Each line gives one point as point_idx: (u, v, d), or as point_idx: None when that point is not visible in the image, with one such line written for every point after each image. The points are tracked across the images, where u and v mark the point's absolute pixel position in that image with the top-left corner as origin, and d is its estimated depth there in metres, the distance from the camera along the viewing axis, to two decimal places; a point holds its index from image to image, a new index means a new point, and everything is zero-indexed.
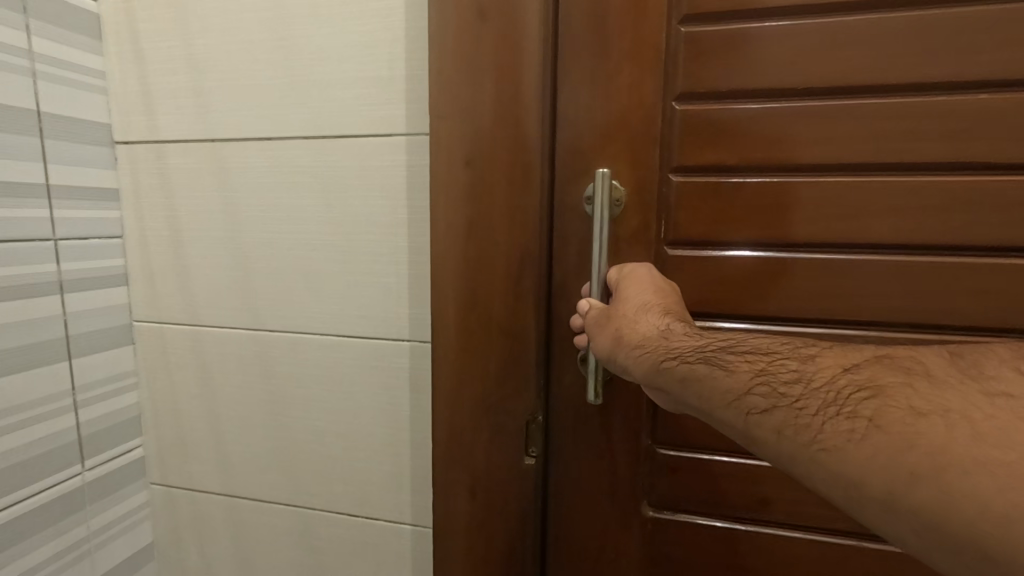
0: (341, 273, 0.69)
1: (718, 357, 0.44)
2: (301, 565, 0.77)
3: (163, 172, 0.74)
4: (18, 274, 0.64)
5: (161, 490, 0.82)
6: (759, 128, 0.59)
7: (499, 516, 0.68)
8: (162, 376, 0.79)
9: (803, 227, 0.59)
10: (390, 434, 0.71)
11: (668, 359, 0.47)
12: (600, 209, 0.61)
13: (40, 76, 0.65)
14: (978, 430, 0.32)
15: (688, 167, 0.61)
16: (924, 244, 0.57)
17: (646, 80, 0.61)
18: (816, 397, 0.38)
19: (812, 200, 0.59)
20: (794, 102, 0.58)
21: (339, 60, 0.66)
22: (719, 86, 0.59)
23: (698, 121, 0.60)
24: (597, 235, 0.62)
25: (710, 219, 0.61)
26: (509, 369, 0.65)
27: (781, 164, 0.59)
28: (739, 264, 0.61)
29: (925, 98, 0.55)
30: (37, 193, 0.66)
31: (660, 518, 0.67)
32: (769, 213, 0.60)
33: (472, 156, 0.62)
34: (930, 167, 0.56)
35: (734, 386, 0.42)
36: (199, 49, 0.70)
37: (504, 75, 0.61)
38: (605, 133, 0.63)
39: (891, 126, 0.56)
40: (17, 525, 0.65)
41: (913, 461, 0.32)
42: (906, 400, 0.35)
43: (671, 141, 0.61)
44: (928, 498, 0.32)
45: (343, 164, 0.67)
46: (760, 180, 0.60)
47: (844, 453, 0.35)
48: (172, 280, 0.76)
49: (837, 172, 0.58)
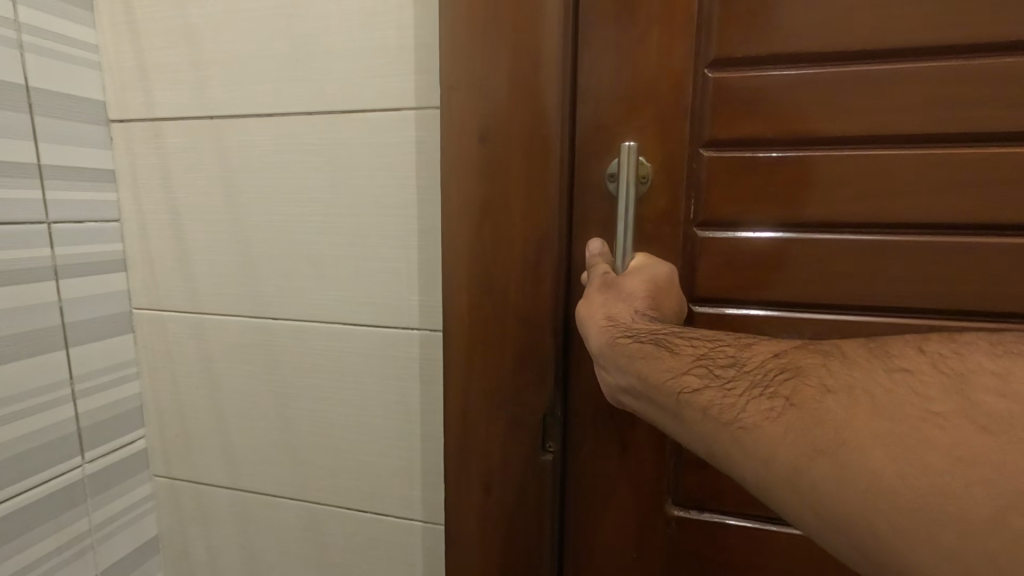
0: (344, 257, 0.66)
1: (668, 340, 0.44)
2: (309, 561, 0.75)
3: (162, 150, 0.70)
4: (10, 258, 0.61)
5: (165, 482, 0.79)
6: (791, 98, 0.54)
7: (512, 510, 0.64)
8: (163, 368, 0.76)
9: (836, 206, 0.55)
10: (399, 427, 0.68)
11: (624, 335, 0.47)
12: (626, 186, 0.57)
13: (29, 49, 0.61)
14: (877, 404, 0.29)
15: (720, 141, 0.57)
16: (957, 224, 0.52)
17: (676, 45, 0.56)
18: (744, 379, 0.36)
19: (844, 176, 0.54)
20: (831, 68, 0.53)
21: (341, 28, 0.61)
22: (760, 50, 0.54)
23: (729, 90, 0.55)
24: (624, 215, 0.57)
25: (740, 198, 0.57)
26: (528, 359, 0.61)
27: (814, 137, 0.54)
28: (768, 246, 0.57)
29: (968, 63, 0.50)
30: (29, 172, 0.62)
31: (685, 517, 0.64)
32: (798, 190, 0.55)
33: (487, 130, 0.58)
34: (973, 138, 0.51)
35: (675, 365, 0.41)
36: (195, 20, 0.66)
37: (521, 42, 0.56)
38: (633, 100, 0.58)
39: (933, 93, 0.51)
40: (17, 518, 0.63)
41: (817, 437, 0.30)
42: (818, 379, 0.32)
43: (701, 113, 0.57)
44: (825, 475, 0.29)
45: (346, 139, 0.63)
46: (791, 154, 0.55)
47: (760, 432, 0.33)
48: (170, 265, 0.72)
49: (876, 147, 0.53)
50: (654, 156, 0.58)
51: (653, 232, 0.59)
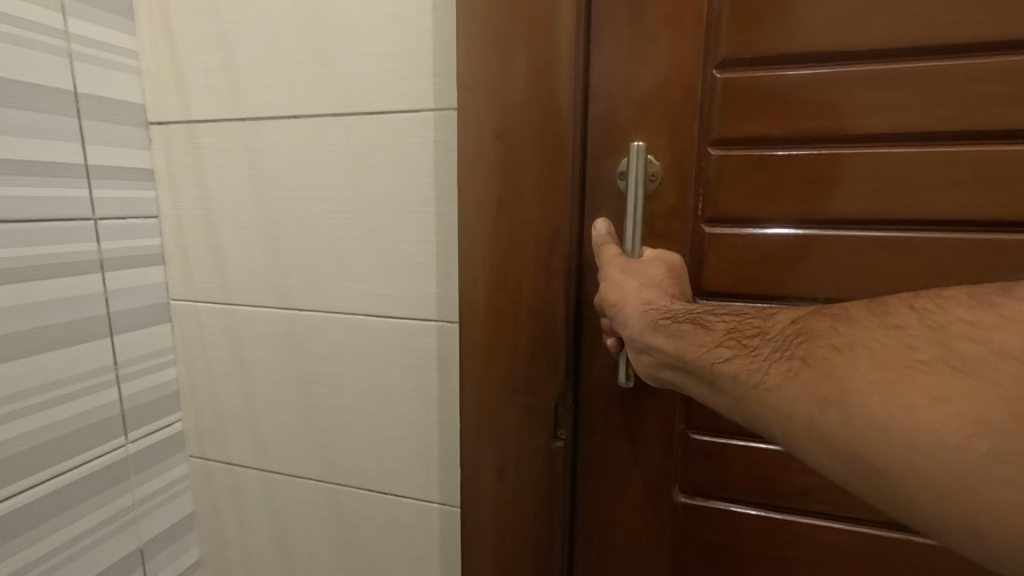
0: (369, 252, 0.69)
1: (703, 317, 0.47)
2: (334, 539, 0.79)
3: (196, 152, 0.74)
4: (61, 253, 0.66)
5: (200, 463, 0.84)
6: (804, 96, 0.55)
7: (526, 493, 0.67)
8: (198, 352, 0.81)
9: (849, 204, 0.55)
10: (418, 412, 0.72)
11: (663, 317, 0.49)
12: (634, 184, 0.59)
13: (76, 57, 0.66)
14: (875, 356, 0.34)
15: (731, 139, 0.58)
16: (970, 218, 0.53)
17: (684, 49, 0.58)
18: (769, 344, 0.40)
19: (859, 174, 0.55)
20: (844, 67, 0.54)
21: (365, 33, 0.64)
22: (772, 51, 0.55)
23: (741, 90, 0.57)
24: (631, 210, 0.59)
25: (753, 194, 0.58)
26: (541, 352, 0.64)
27: (828, 135, 0.55)
28: (776, 244, 0.58)
29: (983, 60, 0.50)
30: (78, 173, 0.67)
31: (692, 504, 0.66)
32: (815, 187, 0.56)
33: (502, 130, 0.60)
34: (988, 136, 0.51)
35: (709, 339, 0.44)
36: (229, 26, 0.69)
37: (537, 45, 0.58)
38: (643, 99, 0.60)
39: (947, 90, 0.51)
40: (68, 492, 0.69)
41: (828, 389, 0.34)
42: (827, 338, 0.36)
43: (711, 112, 0.58)
44: (835, 422, 0.34)
45: (369, 139, 0.66)
46: (805, 152, 0.56)
47: (781, 391, 0.37)
48: (205, 258, 0.77)
49: (891, 145, 0.54)
50: (662, 155, 0.60)
51: (662, 228, 0.61)
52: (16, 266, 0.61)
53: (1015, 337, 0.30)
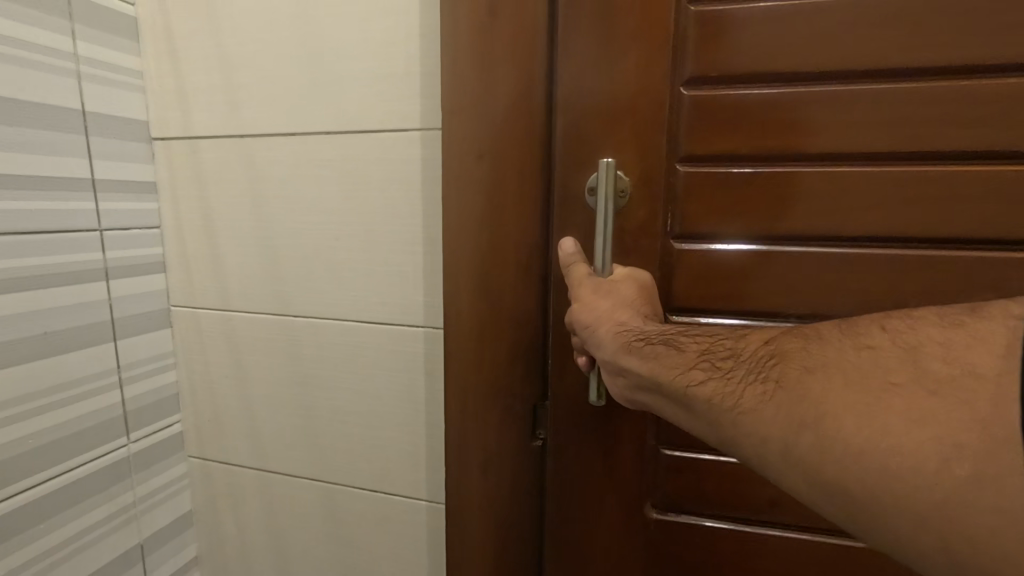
0: (360, 262, 0.73)
1: (675, 338, 0.50)
2: (327, 536, 0.83)
3: (198, 166, 0.78)
4: (69, 262, 0.70)
5: (199, 462, 0.88)
6: (764, 114, 0.59)
7: (508, 493, 0.71)
8: (197, 357, 0.84)
9: (810, 220, 0.60)
10: (407, 413, 0.75)
11: (637, 340, 0.52)
12: (604, 201, 0.62)
13: (85, 78, 0.70)
14: (848, 378, 0.37)
15: (696, 157, 0.62)
16: (917, 236, 0.57)
17: (654, 71, 0.62)
18: (742, 367, 0.43)
19: (818, 190, 0.59)
20: (801, 87, 0.58)
21: (357, 57, 0.69)
22: (734, 70, 0.60)
23: (707, 107, 0.61)
24: (603, 226, 0.62)
25: (722, 212, 0.62)
26: (521, 357, 0.68)
27: (789, 152, 0.59)
28: (743, 261, 0.62)
29: (927, 83, 0.55)
30: (84, 186, 0.71)
31: (665, 519, 0.69)
32: (778, 203, 0.60)
33: (483, 150, 0.64)
34: (931, 157, 0.56)
35: (684, 362, 0.47)
36: (230, 48, 0.74)
37: (517, 70, 0.63)
38: (613, 120, 0.63)
39: (895, 111, 0.56)
40: (73, 488, 0.72)
41: (801, 412, 0.38)
42: (800, 361, 0.40)
43: (679, 127, 0.62)
44: (809, 444, 0.37)
45: (360, 156, 0.70)
46: (768, 169, 0.60)
47: (756, 414, 0.41)
48: (205, 267, 0.81)
49: (846, 163, 0.58)
50: (631, 171, 0.64)
51: (632, 242, 0.65)
52: (27, 274, 0.65)
53: (987, 359, 0.34)
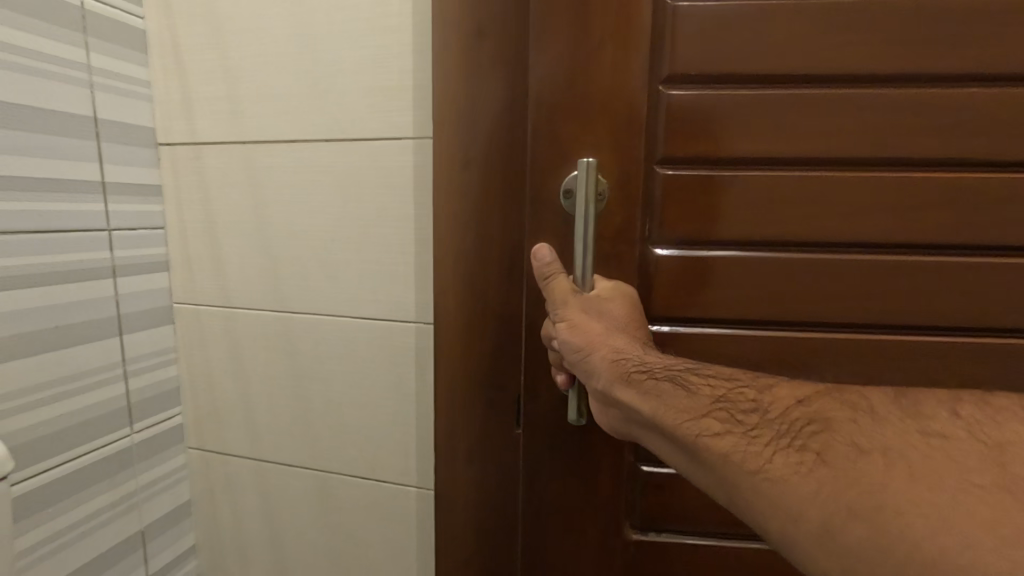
0: (356, 262, 0.78)
1: (683, 377, 0.52)
2: (321, 523, 0.87)
3: (201, 170, 0.83)
4: (78, 260, 0.73)
5: (199, 453, 0.92)
6: (738, 115, 0.64)
7: (492, 480, 0.76)
8: (198, 352, 0.88)
9: (782, 225, 0.66)
10: (399, 405, 0.80)
11: (637, 371, 0.55)
12: (584, 202, 0.66)
13: (96, 87, 0.75)
14: (913, 470, 0.36)
15: (676, 159, 0.67)
16: (873, 240, 0.64)
17: (627, 69, 0.66)
18: (771, 427, 0.43)
19: (787, 195, 0.65)
20: (770, 91, 0.63)
21: (355, 71, 0.73)
22: (711, 71, 0.64)
23: (686, 105, 0.65)
24: (581, 230, 0.66)
25: (700, 217, 0.67)
26: (504, 349, 0.73)
27: (762, 156, 0.65)
28: (719, 265, 0.68)
29: (881, 91, 0.62)
30: (92, 189, 0.75)
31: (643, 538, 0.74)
32: (752, 206, 0.66)
33: (469, 158, 0.69)
34: (884, 163, 0.63)
35: (697, 408, 0.48)
36: (234, 61, 0.78)
37: (503, 86, 0.68)
38: (593, 118, 0.67)
39: (853, 117, 0.62)
40: (79, 475, 0.76)
41: (850, 497, 0.37)
42: (850, 436, 0.40)
43: (656, 128, 0.67)
44: (862, 539, 0.35)
45: (356, 163, 0.75)
46: (743, 172, 0.66)
47: (788, 484, 0.40)
48: (207, 267, 0.85)
49: (809, 168, 0.65)
50: (608, 171, 0.69)
51: (611, 249, 0.70)
52: (38, 271, 0.69)
53: None
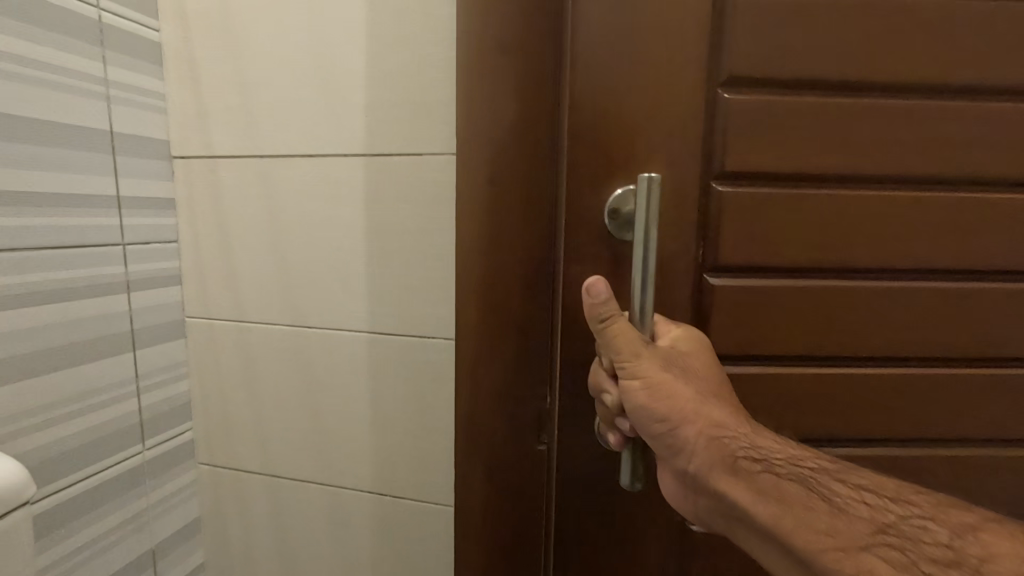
0: (375, 277, 0.77)
1: (816, 482, 0.46)
2: (334, 541, 0.86)
3: (216, 184, 0.82)
4: (92, 275, 0.72)
5: (209, 469, 0.90)
6: (795, 126, 0.63)
7: (511, 496, 0.75)
8: (211, 366, 0.87)
9: (834, 248, 0.65)
10: (417, 421, 0.79)
11: (751, 461, 0.48)
12: (641, 230, 0.58)
13: (112, 100, 0.74)
14: None
15: (733, 174, 0.64)
16: (914, 258, 0.66)
17: (680, 75, 0.63)
18: None
19: (839, 215, 0.65)
20: (823, 100, 0.63)
21: (376, 86, 0.73)
22: (772, 74, 0.62)
23: (746, 112, 0.63)
24: (639, 261, 0.58)
25: (756, 241, 0.65)
26: (524, 363, 0.72)
27: (818, 170, 0.64)
28: (773, 288, 0.66)
29: (924, 102, 0.63)
30: (107, 203, 0.74)
31: None
32: (806, 225, 0.65)
33: (492, 174, 0.69)
34: (923, 182, 0.65)
35: (846, 533, 0.42)
36: (251, 74, 0.78)
37: (529, 93, 0.67)
38: (645, 122, 0.64)
39: (898, 133, 0.64)
40: (92, 494, 0.74)
41: None
42: None
43: (717, 135, 0.64)
44: None
45: (376, 179, 0.75)
46: (796, 189, 0.65)
47: None
48: (221, 281, 0.84)
49: (855, 185, 0.65)
50: (664, 182, 0.65)
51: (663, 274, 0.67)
52: (53, 287, 0.67)
53: None
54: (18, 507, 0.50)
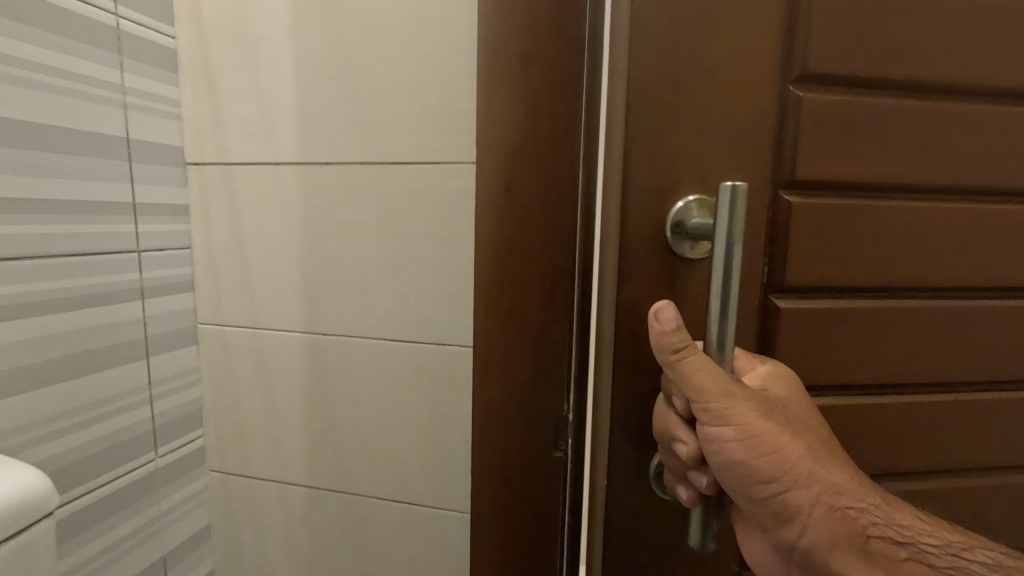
0: (392, 285, 0.78)
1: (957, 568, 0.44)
2: (348, 548, 0.86)
3: (232, 191, 0.82)
4: (109, 283, 0.72)
5: (220, 477, 0.90)
6: (869, 130, 0.59)
7: (528, 502, 0.76)
8: (224, 373, 0.87)
9: (901, 262, 0.62)
10: (433, 428, 0.80)
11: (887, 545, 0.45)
12: (723, 247, 0.50)
13: (129, 107, 0.74)
14: None
15: (801, 183, 0.59)
16: (971, 270, 0.64)
17: (748, 69, 0.56)
18: None
19: (906, 227, 0.61)
20: (894, 104, 0.59)
21: (396, 95, 0.74)
22: (846, 74, 0.57)
23: (820, 114, 0.57)
24: (719, 282, 0.50)
25: (827, 255, 0.60)
26: (543, 370, 0.73)
27: (887, 179, 0.60)
28: (844, 307, 0.62)
29: (982, 106, 0.61)
30: (123, 211, 0.73)
31: None
32: (876, 239, 0.61)
33: (513, 184, 0.69)
34: (979, 190, 0.63)
35: None
36: (267, 82, 0.78)
37: (552, 104, 0.67)
38: (710, 124, 0.56)
39: (958, 139, 0.61)
40: (107, 503, 0.74)
41: None
42: None
43: (790, 139, 0.58)
44: None
45: (394, 189, 0.76)
46: (869, 199, 0.60)
47: None
48: (235, 288, 0.84)
49: (920, 194, 0.62)
50: None
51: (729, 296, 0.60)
52: (71, 295, 0.67)
53: None
54: (42, 518, 0.50)
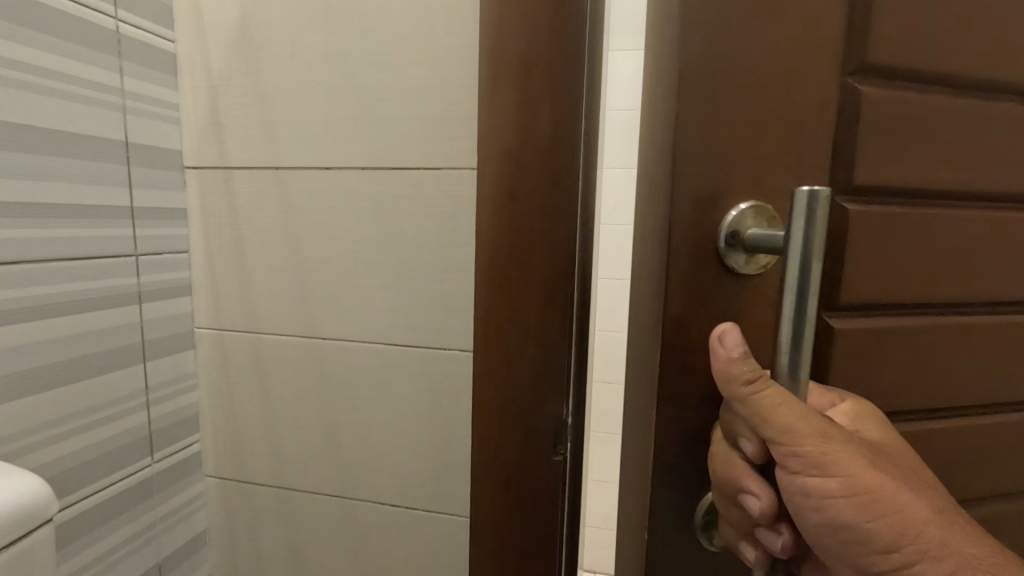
0: (393, 290, 0.78)
1: None
2: (347, 553, 0.85)
3: (231, 195, 0.82)
4: (106, 287, 0.71)
5: (217, 482, 0.89)
6: (935, 128, 0.47)
7: (527, 507, 0.76)
8: (222, 377, 0.87)
9: (962, 284, 0.52)
10: (433, 433, 0.80)
11: None
12: (795, 269, 0.36)
13: (129, 111, 0.73)
14: None
15: (863, 190, 0.46)
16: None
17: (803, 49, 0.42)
18: None
19: (967, 243, 0.51)
20: (961, 98, 0.48)
21: (398, 101, 0.74)
22: (915, 61, 0.45)
23: (884, 107, 0.45)
24: (790, 317, 0.37)
25: (887, 277, 0.48)
26: (544, 375, 0.73)
27: (951, 188, 0.49)
28: (906, 336, 0.50)
29: None
30: (120, 214, 0.72)
31: None
32: (939, 257, 0.50)
33: (515, 190, 0.70)
34: None
35: None
36: (267, 86, 0.78)
37: (555, 110, 0.68)
38: (758, 117, 0.42)
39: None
40: (104, 508, 0.73)
41: None
42: None
43: (846, 141, 0.45)
44: None
45: (396, 194, 0.76)
46: (934, 210, 0.49)
47: None
48: (235, 292, 0.84)
49: (981, 205, 0.51)
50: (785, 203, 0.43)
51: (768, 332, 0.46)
52: (70, 299, 0.67)
53: None
54: (41, 524, 0.49)
